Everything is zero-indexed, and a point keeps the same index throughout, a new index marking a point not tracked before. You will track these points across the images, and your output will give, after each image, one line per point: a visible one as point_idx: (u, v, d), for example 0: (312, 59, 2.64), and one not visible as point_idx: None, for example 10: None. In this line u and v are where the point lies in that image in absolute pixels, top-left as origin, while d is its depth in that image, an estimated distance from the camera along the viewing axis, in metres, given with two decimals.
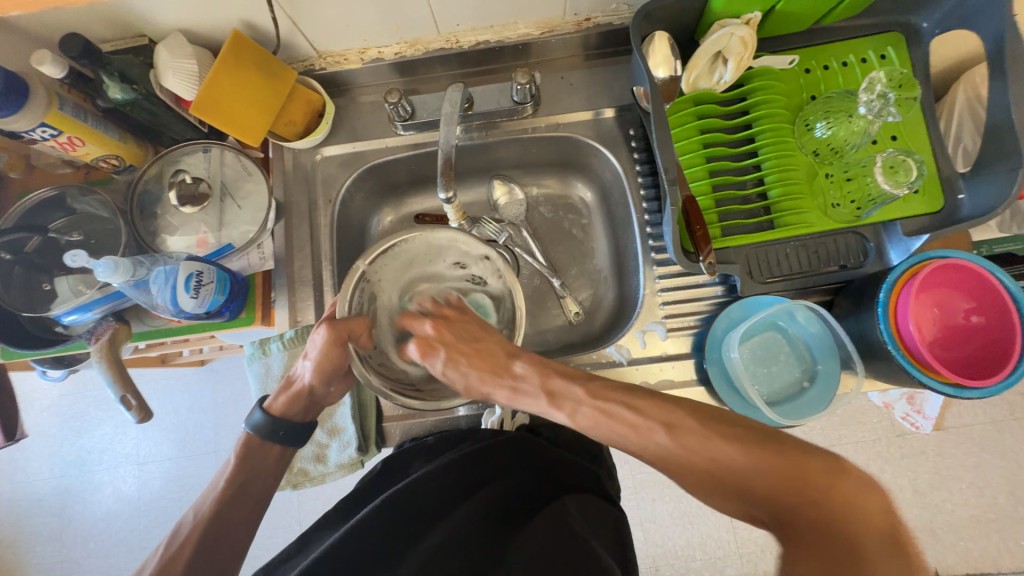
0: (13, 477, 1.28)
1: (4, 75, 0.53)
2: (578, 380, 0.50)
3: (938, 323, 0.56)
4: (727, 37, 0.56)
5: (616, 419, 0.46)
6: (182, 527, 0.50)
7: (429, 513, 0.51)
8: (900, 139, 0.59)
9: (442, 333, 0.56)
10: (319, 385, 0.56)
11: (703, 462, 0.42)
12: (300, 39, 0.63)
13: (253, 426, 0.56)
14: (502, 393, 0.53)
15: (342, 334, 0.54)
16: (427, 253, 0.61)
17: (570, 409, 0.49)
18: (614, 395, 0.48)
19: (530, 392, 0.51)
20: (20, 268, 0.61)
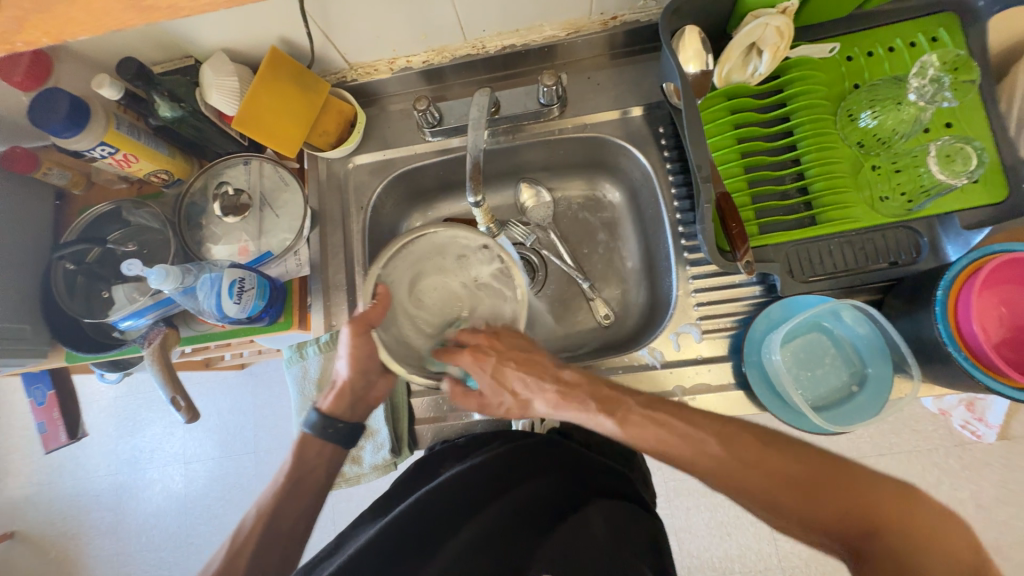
0: (74, 473, 1.37)
1: (69, 99, 0.57)
2: (630, 393, 0.52)
3: (1006, 323, 0.52)
4: (762, 27, 0.53)
5: (670, 427, 0.49)
6: (245, 523, 0.53)
7: (463, 510, 0.51)
8: (955, 126, 0.55)
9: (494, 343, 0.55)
10: (357, 380, 0.56)
11: (750, 466, 0.46)
12: (333, 52, 0.65)
13: (308, 425, 0.57)
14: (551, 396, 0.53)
15: (365, 325, 0.53)
16: (432, 253, 0.58)
17: (621, 417, 0.50)
18: (665, 406, 0.50)
19: (580, 400, 0.52)
20: (82, 277, 0.68)
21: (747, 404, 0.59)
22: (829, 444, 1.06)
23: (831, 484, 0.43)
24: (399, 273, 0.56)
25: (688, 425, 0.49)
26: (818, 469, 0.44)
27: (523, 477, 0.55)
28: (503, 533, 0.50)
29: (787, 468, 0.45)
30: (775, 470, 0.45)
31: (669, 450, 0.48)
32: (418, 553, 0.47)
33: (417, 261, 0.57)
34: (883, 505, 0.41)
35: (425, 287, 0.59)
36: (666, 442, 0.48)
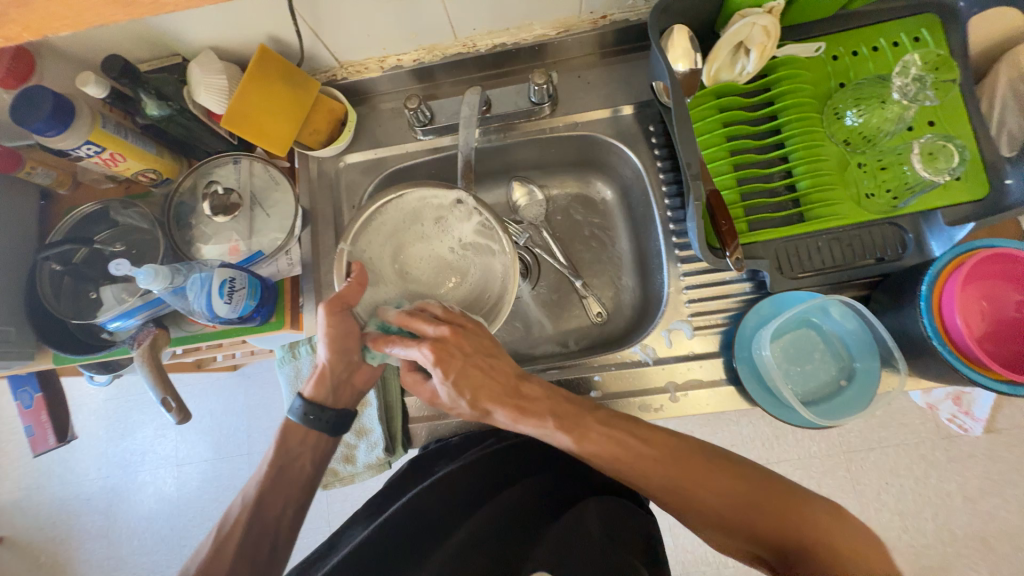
0: (64, 477, 1.35)
1: (53, 97, 0.56)
2: (586, 407, 0.51)
3: (988, 317, 0.53)
4: (748, 26, 0.54)
5: (626, 444, 0.48)
6: (230, 514, 0.55)
7: (458, 509, 0.51)
8: (938, 124, 0.56)
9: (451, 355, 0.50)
10: (336, 363, 0.56)
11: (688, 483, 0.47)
12: (323, 51, 0.65)
13: (292, 412, 0.58)
14: (507, 410, 0.51)
15: (342, 301, 0.54)
16: (409, 220, 0.61)
17: (578, 435, 0.49)
18: (622, 424, 0.50)
19: (537, 414, 0.50)
20: (69, 278, 0.67)
21: (738, 400, 0.60)
22: (820, 439, 1.07)
23: (767, 498, 0.45)
24: (384, 238, 0.60)
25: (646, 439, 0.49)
26: (752, 487, 0.46)
27: (517, 476, 0.55)
28: (501, 530, 0.50)
29: (719, 484, 0.47)
30: (711, 484, 0.47)
31: (616, 465, 0.48)
32: (412, 550, 0.47)
33: (396, 231, 0.61)
34: (802, 509, 0.44)
35: (410, 256, 0.62)
36: (619, 459, 0.48)
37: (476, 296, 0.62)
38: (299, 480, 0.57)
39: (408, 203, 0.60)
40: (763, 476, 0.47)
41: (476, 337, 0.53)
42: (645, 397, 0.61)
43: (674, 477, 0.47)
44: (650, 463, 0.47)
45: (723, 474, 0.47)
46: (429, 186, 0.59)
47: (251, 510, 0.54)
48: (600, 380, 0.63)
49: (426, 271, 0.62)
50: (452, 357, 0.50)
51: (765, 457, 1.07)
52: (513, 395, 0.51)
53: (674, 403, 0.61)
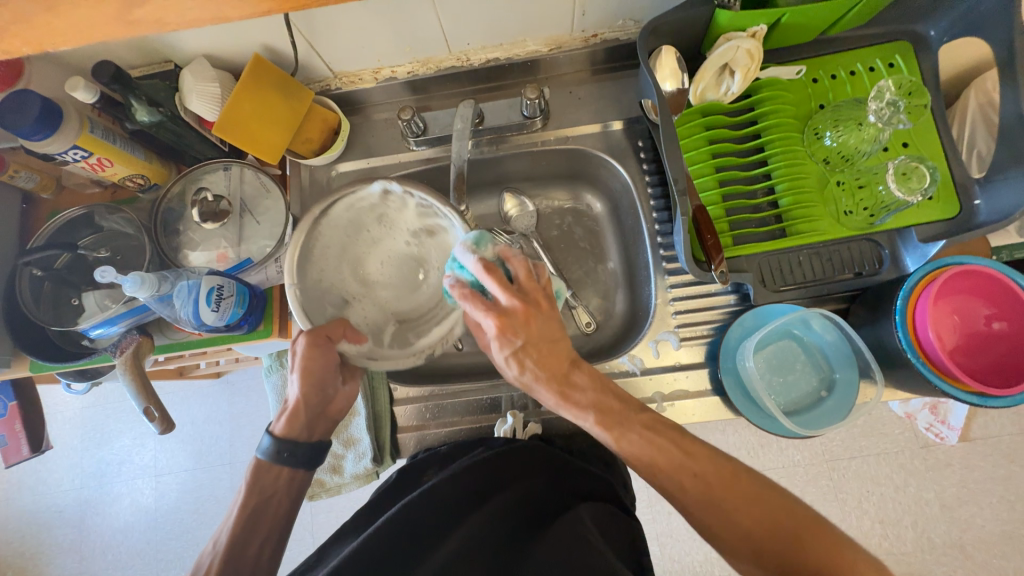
0: (35, 489, 1.30)
1: (41, 101, 0.56)
2: (633, 408, 0.50)
3: (960, 330, 0.55)
4: (732, 50, 0.56)
5: (664, 452, 0.47)
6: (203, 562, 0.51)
7: (445, 520, 0.50)
8: (911, 146, 0.59)
9: (523, 329, 0.49)
10: (312, 395, 0.56)
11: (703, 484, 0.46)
12: (318, 61, 0.66)
13: (261, 451, 0.55)
14: (553, 394, 0.50)
15: (324, 335, 0.54)
16: (355, 230, 0.61)
17: (617, 434, 0.49)
18: (668, 433, 0.48)
19: (580, 405, 0.50)
20: (49, 283, 0.65)
21: (724, 410, 0.61)
22: (803, 448, 1.09)
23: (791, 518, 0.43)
24: (336, 256, 0.60)
25: (684, 444, 0.48)
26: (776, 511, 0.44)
27: (509, 481, 0.55)
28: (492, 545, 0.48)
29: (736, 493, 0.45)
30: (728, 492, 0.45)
31: (648, 471, 0.47)
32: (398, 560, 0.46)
33: (346, 247, 0.61)
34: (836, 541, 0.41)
35: (369, 262, 0.62)
36: (658, 471, 0.47)
37: None
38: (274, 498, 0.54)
39: (343, 216, 0.59)
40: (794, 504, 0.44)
41: (557, 315, 0.51)
42: None
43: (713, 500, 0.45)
44: (683, 478, 0.46)
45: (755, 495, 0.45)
46: (351, 193, 0.58)
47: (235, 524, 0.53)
48: None
49: (390, 278, 0.62)
50: (518, 333, 0.48)
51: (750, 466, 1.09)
52: (562, 379, 0.50)
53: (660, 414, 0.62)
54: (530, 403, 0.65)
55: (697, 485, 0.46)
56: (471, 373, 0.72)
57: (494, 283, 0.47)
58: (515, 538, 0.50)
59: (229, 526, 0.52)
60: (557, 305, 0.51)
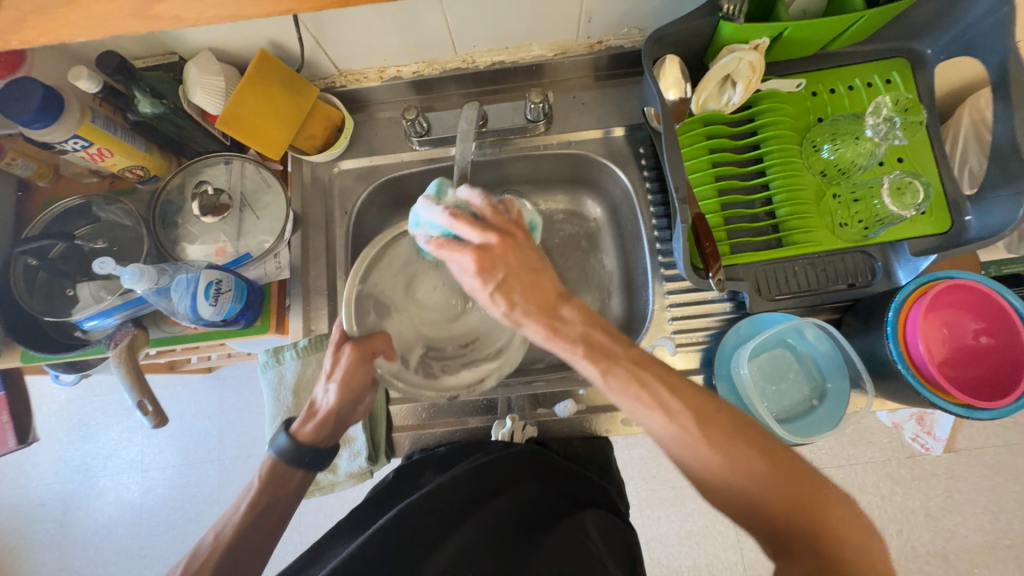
0: (17, 481, 1.28)
1: (43, 89, 0.55)
2: (622, 341, 0.46)
3: (948, 343, 0.57)
4: (735, 61, 0.57)
5: (650, 392, 0.43)
6: (201, 548, 0.50)
7: (446, 521, 0.50)
8: (906, 161, 0.60)
9: (500, 255, 0.46)
10: (343, 406, 0.56)
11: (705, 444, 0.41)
12: (323, 58, 0.66)
13: (275, 450, 0.55)
14: (540, 328, 0.46)
15: (369, 351, 0.55)
16: (421, 250, 0.63)
17: (604, 367, 0.44)
18: (655, 369, 0.44)
19: (568, 338, 0.45)
20: (44, 273, 0.65)
21: None
22: None
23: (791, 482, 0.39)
24: (401, 280, 0.62)
25: (673, 382, 0.43)
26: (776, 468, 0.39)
27: (508, 485, 0.56)
28: (489, 544, 0.49)
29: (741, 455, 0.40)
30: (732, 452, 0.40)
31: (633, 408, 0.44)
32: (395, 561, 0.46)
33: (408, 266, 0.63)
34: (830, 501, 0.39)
35: (422, 286, 0.64)
36: (642, 403, 0.43)
37: (490, 329, 0.63)
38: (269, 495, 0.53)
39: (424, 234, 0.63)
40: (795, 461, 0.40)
41: (532, 244, 0.48)
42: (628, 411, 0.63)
43: (699, 445, 0.41)
44: (662, 415, 0.42)
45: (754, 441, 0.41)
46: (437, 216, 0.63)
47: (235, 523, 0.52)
48: (585, 394, 0.65)
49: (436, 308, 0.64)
50: (498, 266, 0.45)
51: None
52: (548, 313, 0.46)
53: None
54: (526, 405, 0.65)
55: (676, 416, 0.42)
56: None
57: (466, 227, 0.46)
58: (514, 538, 0.50)
59: (236, 520, 0.52)
60: (532, 239, 0.49)
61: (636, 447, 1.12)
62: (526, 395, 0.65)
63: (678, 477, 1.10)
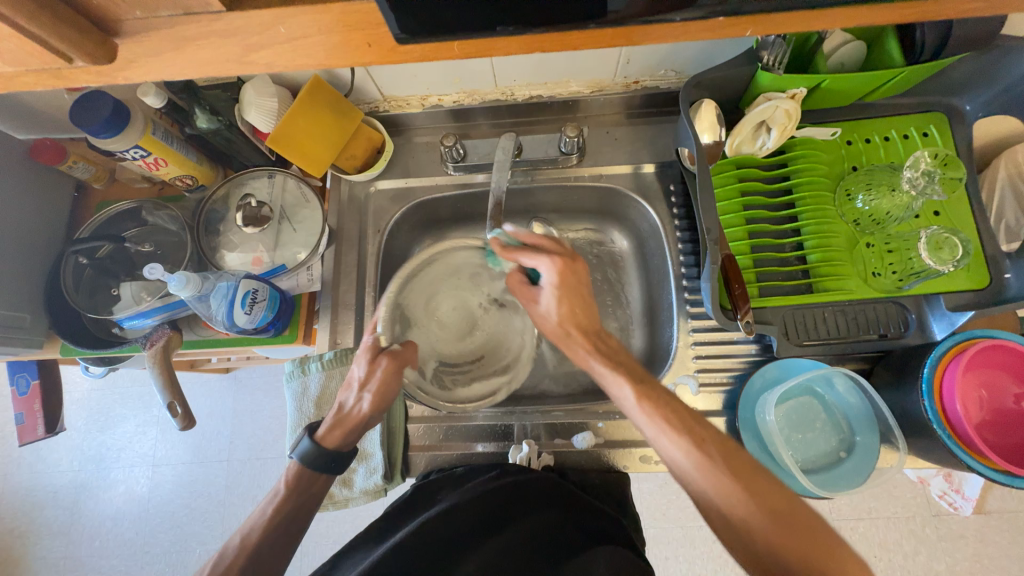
0: (33, 467, 1.31)
1: (112, 103, 0.59)
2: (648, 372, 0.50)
3: (988, 406, 0.54)
4: (772, 109, 0.57)
5: (675, 420, 0.44)
6: (228, 550, 0.50)
7: (464, 541, 0.50)
8: (942, 215, 0.60)
9: (561, 282, 0.53)
10: (373, 415, 0.55)
11: (736, 490, 0.40)
12: (370, 85, 0.69)
13: (299, 455, 0.54)
14: (581, 340, 0.53)
15: (403, 363, 0.55)
16: (449, 273, 0.67)
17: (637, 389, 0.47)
18: (678, 404, 0.46)
19: (606, 356, 0.51)
20: (91, 271, 0.68)
21: None
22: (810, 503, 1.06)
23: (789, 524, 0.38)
24: (425, 298, 0.65)
25: (691, 419, 0.45)
26: (781, 514, 0.38)
27: (525, 511, 0.53)
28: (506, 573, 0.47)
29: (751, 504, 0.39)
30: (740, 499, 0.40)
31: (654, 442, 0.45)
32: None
33: (433, 288, 0.66)
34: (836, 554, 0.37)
35: (442, 302, 0.67)
36: (668, 432, 0.44)
37: (498, 342, 0.67)
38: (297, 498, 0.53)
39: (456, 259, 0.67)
40: (813, 516, 0.39)
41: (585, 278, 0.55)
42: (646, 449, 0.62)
43: (715, 475, 0.41)
44: (682, 447, 0.43)
45: (764, 485, 0.40)
46: (463, 244, 0.65)
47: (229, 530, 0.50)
48: (603, 427, 0.65)
49: (454, 327, 0.67)
50: (569, 279, 0.54)
51: None
52: (590, 333, 0.53)
53: None
54: (543, 434, 0.65)
55: (701, 444, 0.42)
56: None
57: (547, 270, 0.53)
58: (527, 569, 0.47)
59: (262, 524, 0.51)
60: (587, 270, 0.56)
61: (646, 480, 1.10)
62: (544, 424, 0.65)
63: (689, 516, 1.07)
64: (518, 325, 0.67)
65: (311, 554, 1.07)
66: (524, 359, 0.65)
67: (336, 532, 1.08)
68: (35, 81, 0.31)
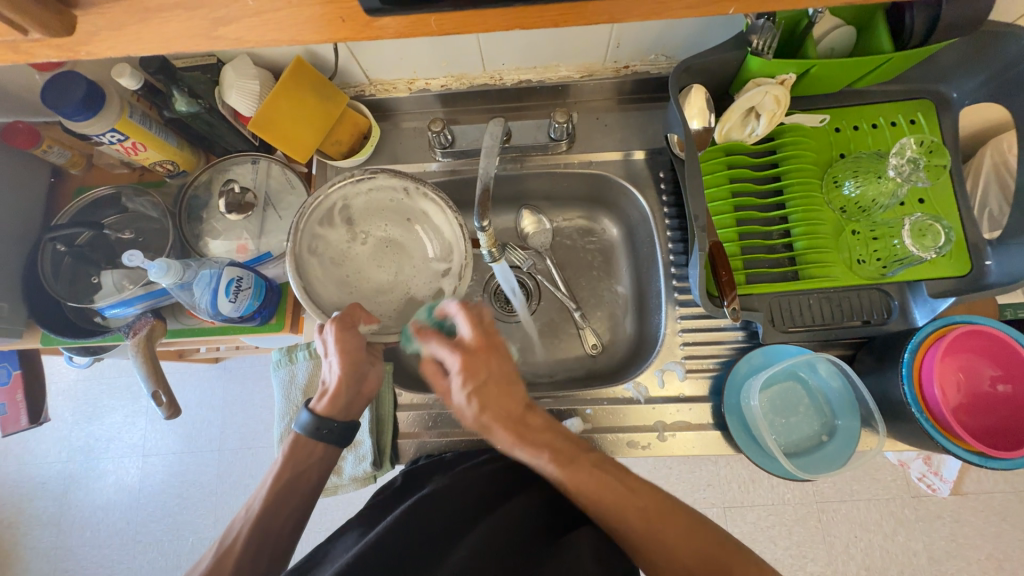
0: (20, 458, 1.30)
1: (86, 83, 0.57)
2: (583, 448, 0.52)
3: (965, 390, 0.56)
4: (761, 95, 0.57)
5: (609, 483, 0.48)
6: (233, 527, 0.51)
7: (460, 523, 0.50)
8: (927, 203, 0.60)
9: (466, 377, 0.50)
10: (348, 376, 0.55)
11: (661, 518, 0.47)
12: (355, 67, 0.68)
13: (299, 425, 0.55)
14: (506, 435, 0.50)
15: (349, 321, 0.55)
16: (342, 279, 0.60)
17: (568, 461, 0.49)
18: (609, 471, 0.50)
19: (536, 445, 0.50)
20: (70, 259, 0.66)
21: (724, 445, 0.62)
22: (794, 487, 1.09)
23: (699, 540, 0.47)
24: (369, 294, 0.61)
25: (627, 481, 0.49)
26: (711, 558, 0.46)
27: (520, 490, 0.55)
28: (500, 550, 0.47)
29: (675, 526, 0.47)
30: (665, 530, 0.47)
31: (585, 501, 0.48)
32: (415, 556, 0.46)
33: (356, 291, 0.61)
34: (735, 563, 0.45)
35: (372, 278, 0.62)
36: (602, 500, 0.48)
37: (374, 205, 0.62)
38: (303, 488, 0.54)
39: (322, 253, 0.60)
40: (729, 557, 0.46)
41: (495, 369, 0.52)
42: (635, 434, 0.63)
43: (646, 527, 0.47)
44: (616, 507, 0.48)
45: (700, 536, 0.47)
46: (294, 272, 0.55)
47: (252, 526, 0.51)
48: (592, 413, 0.64)
49: (394, 259, 0.63)
50: (481, 370, 0.51)
51: (741, 500, 1.09)
52: (517, 421, 0.51)
53: (661, 443, 0.62)
54: None
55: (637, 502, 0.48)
56: None
57: (461, 321, 0.52)
58: (526, 549, 0.48)
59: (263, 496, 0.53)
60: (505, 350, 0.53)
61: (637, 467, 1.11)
62: None
63: None
64: (357, 191, 0.60)
65: (304, 542, 1.08)
66: (394, 182, 0.61)
67: (329, 519, 1.09)
68: None
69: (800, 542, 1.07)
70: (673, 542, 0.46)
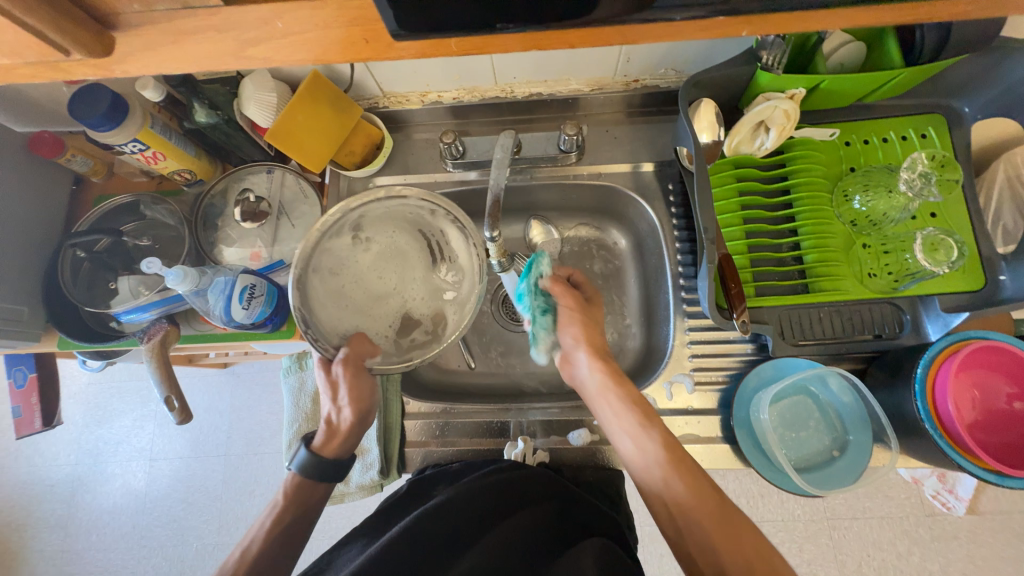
0: (31, 460, 1.31)
1: (111, 95, 0.58)
2: (661, 431, 0.55)
3: (981, 406, 0.55)
4: (771, 109, 0.57)
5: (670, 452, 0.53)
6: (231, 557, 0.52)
7: (466, 533, 0.51)
8: (939, 217, 0.60)
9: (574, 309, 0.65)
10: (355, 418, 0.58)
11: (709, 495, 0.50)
12: (370, 80, 0.69)
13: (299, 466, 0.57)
14: (610, 406, 0.59)
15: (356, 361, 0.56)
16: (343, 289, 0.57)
17: (642, 431, 0.55)
18: (670, 445, 0.54)
19: (628, 418, 0.57)
20: (89, 264, 0.68)
21: (733, 459, 0.61)
22: (803, 502, 1.07)
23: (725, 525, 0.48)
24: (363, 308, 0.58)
25: (678, 458, 0.53)
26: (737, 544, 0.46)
27: (527, 502, 0.54)
28: (504, 562, 0.48)
29: (708, 507, 0.49)
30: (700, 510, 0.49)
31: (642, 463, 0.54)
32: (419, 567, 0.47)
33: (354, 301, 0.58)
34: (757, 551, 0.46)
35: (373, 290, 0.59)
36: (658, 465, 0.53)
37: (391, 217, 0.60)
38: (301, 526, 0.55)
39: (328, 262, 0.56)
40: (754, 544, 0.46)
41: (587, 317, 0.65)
42: None
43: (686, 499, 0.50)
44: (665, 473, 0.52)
45: (729, 524, 0.48)
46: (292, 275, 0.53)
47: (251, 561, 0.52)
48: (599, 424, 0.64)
49: (398, 272, 0.60)
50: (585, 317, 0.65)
51: (749, 515, 1.08)
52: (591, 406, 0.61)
53: None
54: (539, 431, 0.66)
55: (682, 477, 0.51)
56: (486, 393, 0.74)
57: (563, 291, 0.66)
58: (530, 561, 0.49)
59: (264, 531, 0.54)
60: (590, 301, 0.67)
61: None
62: (540, 420, 0.66)
63: None
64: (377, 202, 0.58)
65: (308, 549, 1.08)
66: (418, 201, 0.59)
67: (334, 527, 1.08)
68: (30, 73, 0.31)
69: (810, 560, 1.05)
70: (704, 520, 0.48)
